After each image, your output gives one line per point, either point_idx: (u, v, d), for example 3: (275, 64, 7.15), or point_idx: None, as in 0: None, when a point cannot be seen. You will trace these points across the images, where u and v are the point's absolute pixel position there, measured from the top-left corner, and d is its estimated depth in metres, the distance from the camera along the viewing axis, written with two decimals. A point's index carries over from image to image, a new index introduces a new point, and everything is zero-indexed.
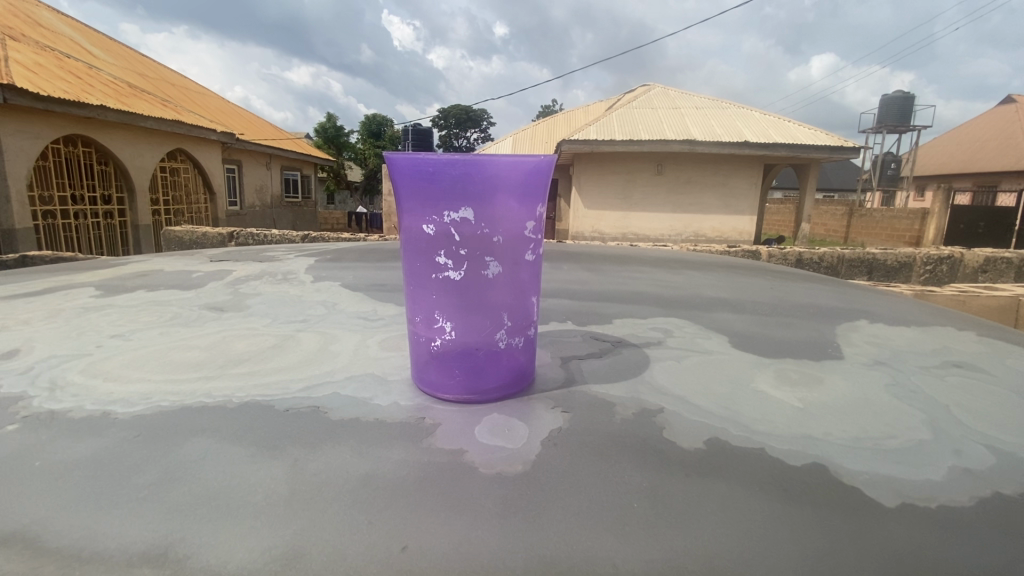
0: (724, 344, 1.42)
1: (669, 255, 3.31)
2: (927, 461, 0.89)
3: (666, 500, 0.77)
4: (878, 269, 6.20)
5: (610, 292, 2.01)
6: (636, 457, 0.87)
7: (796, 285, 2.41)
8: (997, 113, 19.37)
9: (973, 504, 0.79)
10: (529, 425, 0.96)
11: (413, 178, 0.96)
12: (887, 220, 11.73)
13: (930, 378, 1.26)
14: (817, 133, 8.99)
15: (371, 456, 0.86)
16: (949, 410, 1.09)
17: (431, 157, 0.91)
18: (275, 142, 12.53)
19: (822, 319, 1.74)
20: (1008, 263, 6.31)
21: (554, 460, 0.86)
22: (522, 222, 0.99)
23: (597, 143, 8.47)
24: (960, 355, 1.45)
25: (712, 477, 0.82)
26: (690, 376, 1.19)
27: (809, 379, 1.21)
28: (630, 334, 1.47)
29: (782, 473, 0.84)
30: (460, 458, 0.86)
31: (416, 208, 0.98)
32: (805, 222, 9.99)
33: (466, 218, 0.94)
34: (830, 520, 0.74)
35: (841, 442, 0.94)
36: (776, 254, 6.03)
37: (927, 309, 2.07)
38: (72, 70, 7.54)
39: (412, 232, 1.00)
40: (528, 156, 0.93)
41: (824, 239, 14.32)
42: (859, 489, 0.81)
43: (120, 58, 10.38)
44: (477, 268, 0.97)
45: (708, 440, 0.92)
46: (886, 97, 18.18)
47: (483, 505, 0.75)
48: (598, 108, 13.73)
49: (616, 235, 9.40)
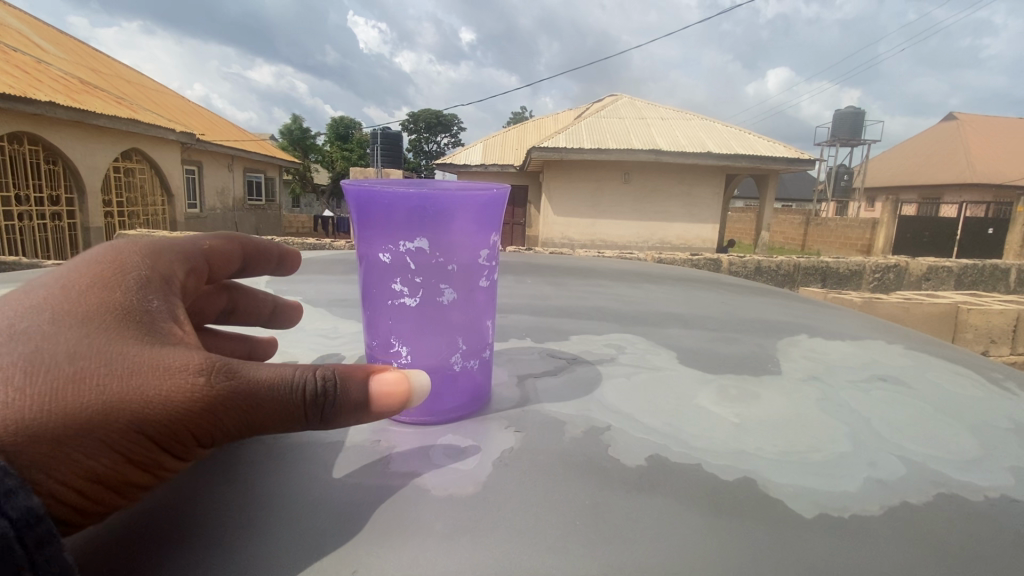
0: (672, 360, 1.50)
1: (629, 266, 3.43)
2: (845, 473, 0.98)
3: (606, 516, 0.82)
4: (832, 277, 6.70)
5: (570, 307, 2.06)
6: (583, 474, 0.92)
7: (747, 299, 2.54)
8: (941, 129, 20.78)
9: (882, 513, 0.88)
10: (481, 446, 1.00)
11: (369, 207, 0.99)
12: (841, 229, 12.50)
13: (857, 392, 1.36)
14: (776, 146, 9.45)
15: (326, 480, 0.89)
16: (869, 422, 1.19)
17: (385, 190, 0.95)
18: (237, 143, 12.23)
19: (765, 334, 1.84)
20: (948, 272, 6.81)
21: (504, 479, 0.90)
22: (476, 250, 1.03)
23: (566, 151, 8.62)
24: (886, 368, 1.57)
25: (651, 492, 0.88)
26: (639, 394, 1.25)
27: (747, 395, 1.29)
28: (584, 351, 1.53)
29: (715, 488, 0.90)
30: (413, 480, 0.89)
31: (372, 237, 1.01)
32: (765, 231, 10.43)
33: (421, 248, 0.98)
34: (752, 531, 0.81)
35: (771, 456, 1.01)
36: (736, 262, 6.40)
37: (863, 323, 2.24)
38: (20, 63, 7.26)
39: (369, 259, 1.02)
40: (482, 190, 0.98)
41: (784, 246, 15.00)
42: (782, 501, 0.88)
43: (71, 53, 10.01)
44: (432, 294, 1.00)
45: (650, 457, 0.99)
46: (840, 112, 19.25)
47: (434, 526, 0.79)
48: (567, 118, 14.10)
49: (585, 242, 9.59)
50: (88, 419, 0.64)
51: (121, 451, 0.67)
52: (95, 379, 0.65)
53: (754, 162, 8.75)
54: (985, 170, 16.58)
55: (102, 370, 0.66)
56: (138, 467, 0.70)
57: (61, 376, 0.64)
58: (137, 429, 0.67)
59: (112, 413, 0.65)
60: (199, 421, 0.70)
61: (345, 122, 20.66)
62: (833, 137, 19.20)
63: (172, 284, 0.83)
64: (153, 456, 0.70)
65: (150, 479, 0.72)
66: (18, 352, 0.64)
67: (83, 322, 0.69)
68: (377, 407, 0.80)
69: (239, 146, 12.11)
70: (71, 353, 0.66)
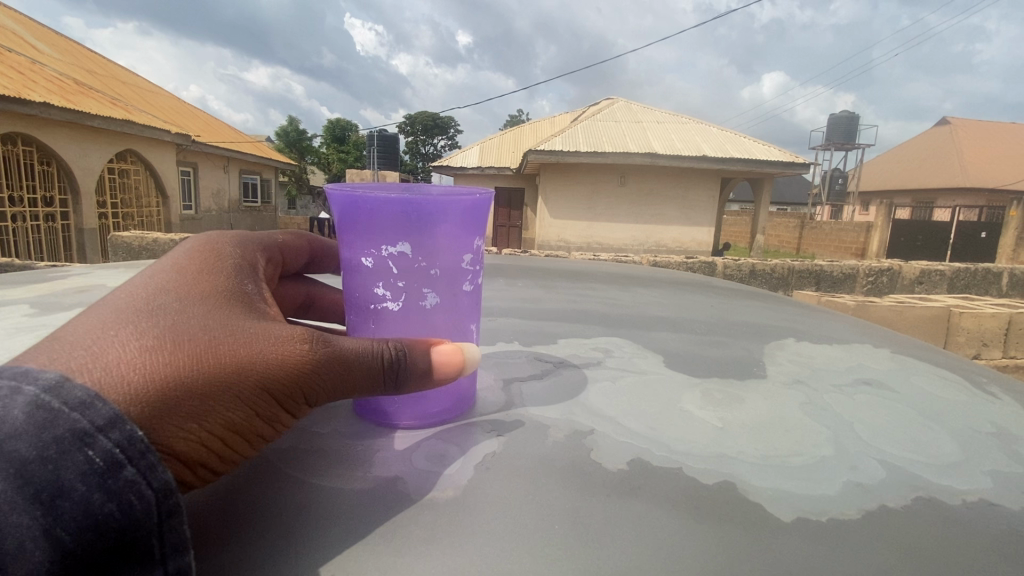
0: (658, 364, 1.50)
1: (622, 269, 3.44)
2: (825, 477, 0.99)
3: (585, 520, 0.83)
4: (826, 280, 6.76)
5: (559, 311, 2.07)
6: (564, 478, 0.93)
7: (738, 302, 2.55)
8: (934, 134, 20.94)
9: (859, 517, 0.89)
10: (463, 451, 1.00)
11: (351, 213, 0.99)
12: (835, 232, 12.58)
13: (841, 396, 1.36)
14: (770, 150, 9.52)
15: (307, 484, 0.89)
16: (851, 427, 1.19)
17: (367, 195, 0.95)
18: (232, 145, 12.21)
19: (753, 338, 1.84)
20: (941, 276, 6.86)
21: (485, 483, 0.91)
22: (459, 254, 1.03)
23: (562, 154, 8.65)
24: (871, 372, 1.58)
25: (631, 496, 0.89)
26: (623, 398, 1.25)
27: (731, 399, 1.29)
28: (571, 354, 1.54)
29: (695, 492, 0.91)
30: (394, 484, 0.89)
31: (355, 241, 1.01)
32: (760, 234, 10.48)
33: (404, 252, 0.98)
34: (729, 535, 0.82)
35: (752, 460, 1.02)
36: (731, 265, 6.43)
37: (851, 326, 2.25)
38: (14, 64, 7.24)
39: (352, 264, 1.02)
40: (465, 194, 0.98)
41: (778, 249, 15.09)
42: (761, 505, 0.89)
43: (66, 54, 9.98)
44: (415, 298, 1.01)
45: (631, 461, 0.99)
46: (834, 116, 19.39)
47: (413, 529, 0.79)
48: (563, 121, 14.15)
49: (581, 245, 9.61)
50: (223, 383, 0.71)
51: (244, 415, 0.75)
52: (229, 347, 0.73)
53: (749, 165, 8.80)
54: (977, 176, 16.75)
55: (233, 341, 0.74)
56: (261, 421, 0.78)
57: (199, 344, 0.71)
58: (262, 385, 0.75)
59: (243, 376, 0.73)
60: (309, 386, 0.79)
61: (341, 124, 20.66)
62: (828, 141, 19.32)
63: (255, 275, 0.92)
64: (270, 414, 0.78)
65: (260, 441, 0.80)
66: (159, 324, 0.71)
67: (207, 302, 0.77)
68: (438, 375, 0.91)
69: (235, 148, 12.09)
70: (202, 325, 0.73)
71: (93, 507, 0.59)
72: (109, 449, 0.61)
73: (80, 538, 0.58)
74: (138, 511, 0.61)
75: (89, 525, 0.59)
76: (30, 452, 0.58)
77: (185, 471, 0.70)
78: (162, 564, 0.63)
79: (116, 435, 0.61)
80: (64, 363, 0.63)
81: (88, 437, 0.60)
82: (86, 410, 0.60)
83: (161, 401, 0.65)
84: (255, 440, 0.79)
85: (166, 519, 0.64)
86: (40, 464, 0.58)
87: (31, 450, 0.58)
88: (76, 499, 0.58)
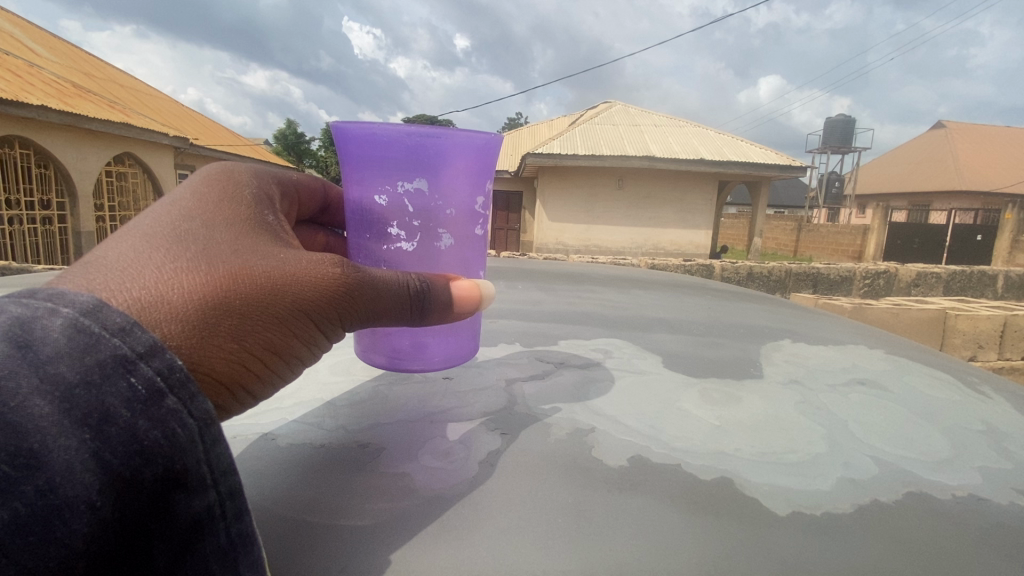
0: (657, 364, 1.53)
1: (621, 271, 3.47)
2: (820, 473, 1.01)
3: (587, 514, 0.85)
4: (822, 282, 6.84)
5: (559, 313, 2.10)
6: (566, 474, 0.95)
7: (735, 305, 2.59)
8: (930, 137, 21.10)
9: (852, 511, 0.91)
10: (467, 447, 1.02)
11: (367, 148, 1.01)
12: (832, 235, 12.67)
13: (836, 396, 1.39)
14: (767, 153, 9.59)
15: (317, 480, 0.91)
16: (846, 425, 1.22)
17: (387, 129, 0.97)
18: (230, 148, 12.24)
19: (750, 339, 1.87)
20: (936, 278, 6.91)
21: (489, 477, 0.93)
22: (471, 196, 1.08)
23: (561, 158, 8.70)
24: (865, 372, 1.62)
25: (631, 492, 0.92)
26: (623, 397, 1.28)
27: (728, 398, 1.32)
28: (572, 355, 1.57)
29: (693, 487, 0.94)
30: (402, 480, 0.92)
31: (369, 178, 1.02)
32: (757, 237, 10.53)
33: (421, 189, 1.01)
34: (727, 529, 0.84)
35: (748, 457, 1.04)
36: (728, 267, 6.48)
37: (847, 328, 2.29)
38: (12, 67, 7.26)
39: (363, 201, 1.04)
40: (481, 135, 1.02)
41: (776, 252, 15.18)
42: (757, 499, 0.92)
43: (65, 57, 10.00)
44: (429, 238, 1.04)
45: (631, 458, 1.02)
46: (830, 119, 19.54)
47: (421, 522, 0.82)
48: (562, 124, 14.22)
49: (579, 247, 9.65)
50: (258, 304, 0.79)
51: (283, 333, 0.84)
52: (259, 269, 0.80)
53: (746, 169, 8.86)
54: (972, 179, 16.90)
55: (263, 263, 0.81)
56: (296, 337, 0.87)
57: (234, 268, 0.78)
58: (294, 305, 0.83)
59: (277, 296, 0.81)
60: (337, 307, 0.89)
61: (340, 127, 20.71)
62: (824, 144, 19.44)
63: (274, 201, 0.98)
64: (304, 330, 0.87)
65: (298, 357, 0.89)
66: (194, 250, 0.77)
67: (233, 228, 0.83)
68: (460, 309, 1.01)
69: (233, 151, 12.11)
70: (232, 251, 0.80)
71: (139, 433, 0.60)
72: (151, 375, 0.63)
73: (129, 462, 0.59)
74: (182, 437, 0.64)
75: (136, 451, 0.60)
76: (74, 374, 0.59)
77: (238, 378, 0.78)
78: (214, 486, 0.68)
79: (156, 363, 0.64)
80: (112, 285, 0.68)
81: (132, 362, 0.62)
82: (126, 336, 0.63)
83: (205, 318, 0.72)
84: (287, 359, 0.87)
85: (209, 435, 0.68)
86: (85, 388, 0.59)
87: (75, 373, 0.59)
88: (123, 424, 0.60)
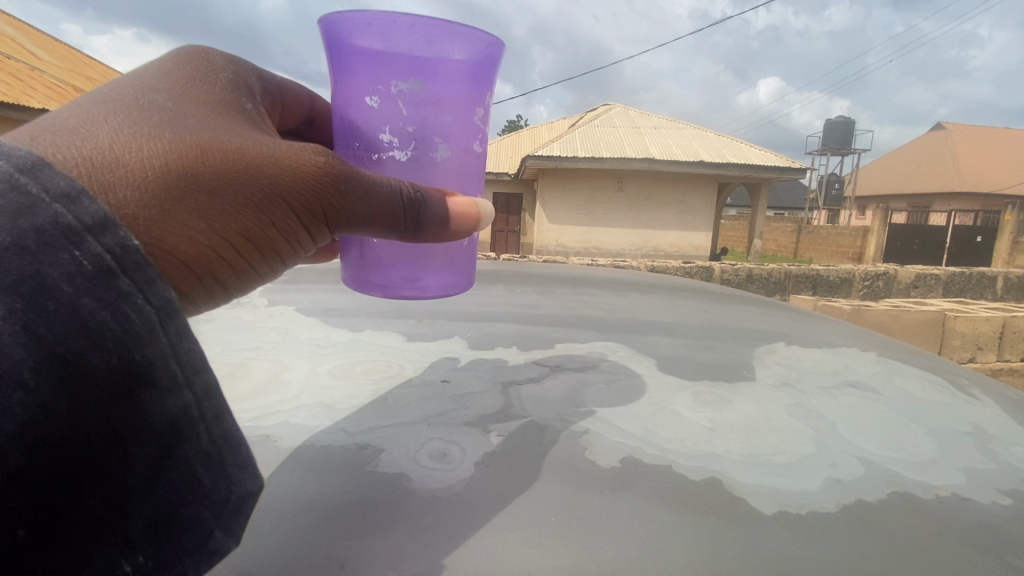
0: (652, 368, 1.55)
1: (619, 275, 3.50)
2: (808, 473, 1.04)
3: (579, 513, 0.88)
4: (822, 284, 6.91)
5: (556, 316, 2.12)
6: (559, 475, 0.98)
7: (732, 307, 2.61)
8: (930, 138, 21.16)
9: (837, 511, 0.94)
10: (464, 448, 1.05)
11: (363, 44, 1.01)
12: (831, 236, 12.71)
13: (826, 398, 1.42)
14: (766, 155, 9.62)
15: (318, 480, 0.94)
16: (835, 427, 1.25)
17: (384, 17, 0.97)
18: None
19: (744, 343, 1.90)
20: (935, 279, 6.94)
21: (485, 478, 0.96)
22: (469, 107, 1.09)
23: (561, 160, 8.74)
24: (856, 374, 1.64)
25: (623, 491, 0.94)
26: (617, 401, 1.31)
27: (720, 401, 1.34)
28: (568, 359, 1.59)
29: (684, 488, 0.96)
30: (401, 480, 0.94)
31: (363, 78, 1.03)
32: (757, 239, 10.57)
33: (415, 90, 1.02)
34: (716, 528, 0.87)
35: (738, 459, 1.07)
36: (728, 269, 6.51)
37: (841, 331, 2.31)
38: (14, 71, 7.31)
39: (356, 102, 1.04)
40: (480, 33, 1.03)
41: (776, 254, 15.22)
42: (745, 499, 0.94)
43: (66, 61, 10.05)
44: (425, 148, 1.06)
45: (623, 459, 1.04)
46: (830, 121, 19.59)
47: (420, 520, 0.85)
48: (562, 126, 14.26)
49: (579, 249, 9.67)
50: (225, 177, 0.82)
51: (256, 213, 0.88)
52: (230, 143, 0.84)
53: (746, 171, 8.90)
54: (972, 181, 16.95)
55: (232, 138, 0.84)
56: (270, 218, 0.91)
57: (202, 139, 0.81)
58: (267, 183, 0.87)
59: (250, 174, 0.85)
60: (311, 193, 0.93)
61: None
62: (824, 145, 19.49)
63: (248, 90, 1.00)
64: (278, 211, 0.91)
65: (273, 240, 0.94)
66: (160, 117, 0.79)
67: (201, 104, 0.86)
68: (455, 223, 1.06)
69: None
70: (200, 123, 0.82)
71: (81, 311, 0.58)
72: (98, 252, 0.61)
73: (65, 340, 0.56)
74: (135, 322, 0.62)
75: (78, 328, 0.57)
76: (7, 239, 0.56)
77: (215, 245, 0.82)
78: (184, 386, 0.67)
79: (106, 240, 0.62)
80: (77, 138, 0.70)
81: (77, 234, 0.60)
82: (69, 205, 0.61)
83: (177, 183, 0.76)
84: (267, 240, 0.92)
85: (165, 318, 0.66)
86: (17, 253, 0.56)
87: (6, 237, 0.56)
88: (62, 298, 0.57)
